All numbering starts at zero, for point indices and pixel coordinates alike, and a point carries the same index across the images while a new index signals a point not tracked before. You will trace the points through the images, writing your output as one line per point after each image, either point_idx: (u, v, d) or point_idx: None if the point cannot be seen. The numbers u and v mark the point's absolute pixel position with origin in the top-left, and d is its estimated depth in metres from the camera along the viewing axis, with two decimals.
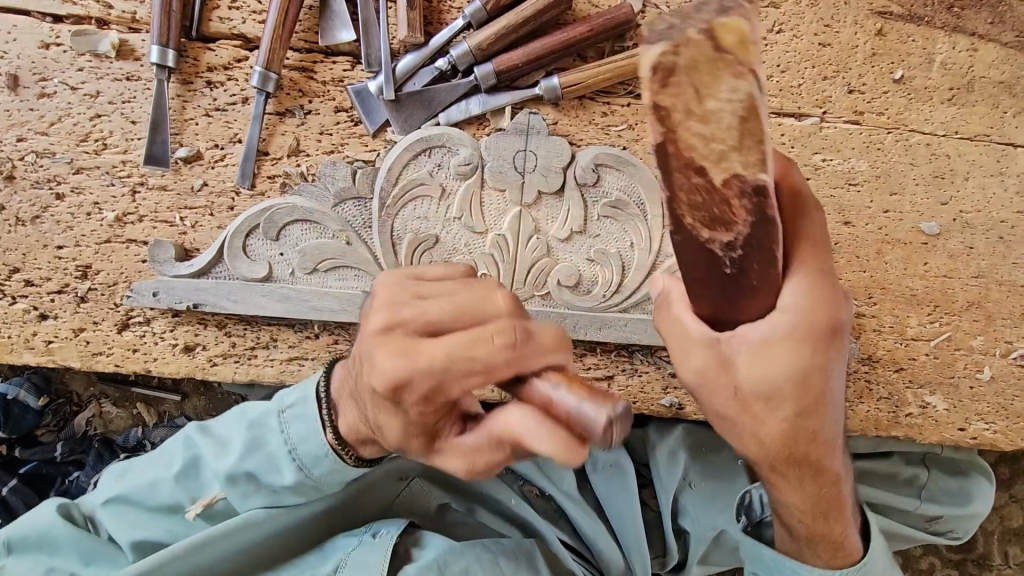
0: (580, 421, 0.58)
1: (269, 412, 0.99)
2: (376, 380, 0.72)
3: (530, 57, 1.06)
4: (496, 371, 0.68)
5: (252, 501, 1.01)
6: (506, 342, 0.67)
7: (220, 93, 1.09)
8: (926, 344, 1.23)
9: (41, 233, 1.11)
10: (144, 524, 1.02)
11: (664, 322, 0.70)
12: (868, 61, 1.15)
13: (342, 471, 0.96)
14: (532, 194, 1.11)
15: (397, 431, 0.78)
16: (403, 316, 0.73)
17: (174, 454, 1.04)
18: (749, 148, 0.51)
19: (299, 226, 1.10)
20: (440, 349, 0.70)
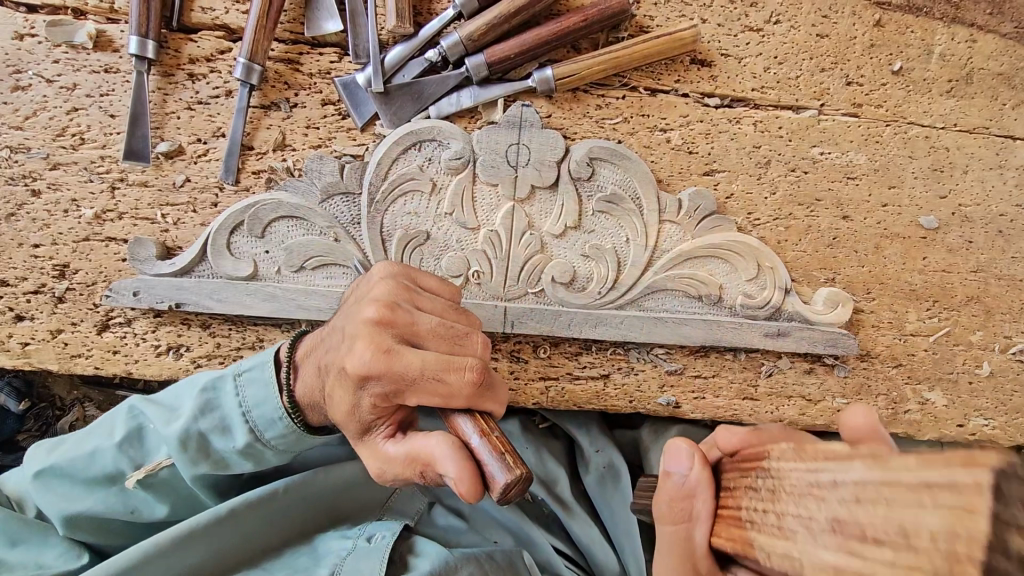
0: (488, 474, 0.69)
1: (223, 376, 0.96)
2: (351, 365, 0.79)
3: (522, 48, 1.04)
4: (453, 397, 0.76)
5: (199, 468, 0.95)
6: (474, 380, 0.77)
7: (203, 86, 1.06)
8: (925, 340, 1.21)
9: (16, 231, 1.07)
10: (80, 498, 0.96)
11: (672, 533, 0.69)
12: (866, 53, 1.13)
13: (295, 437, 0.95)
14: (525, 189, 1.08)
15: (344, 408, 0.84)
16: (396, 318, 0.82)
17: (116, 422, 0.98)
18: None
19: (286, 222, 1.07)
20: (413, 360, 0.78)
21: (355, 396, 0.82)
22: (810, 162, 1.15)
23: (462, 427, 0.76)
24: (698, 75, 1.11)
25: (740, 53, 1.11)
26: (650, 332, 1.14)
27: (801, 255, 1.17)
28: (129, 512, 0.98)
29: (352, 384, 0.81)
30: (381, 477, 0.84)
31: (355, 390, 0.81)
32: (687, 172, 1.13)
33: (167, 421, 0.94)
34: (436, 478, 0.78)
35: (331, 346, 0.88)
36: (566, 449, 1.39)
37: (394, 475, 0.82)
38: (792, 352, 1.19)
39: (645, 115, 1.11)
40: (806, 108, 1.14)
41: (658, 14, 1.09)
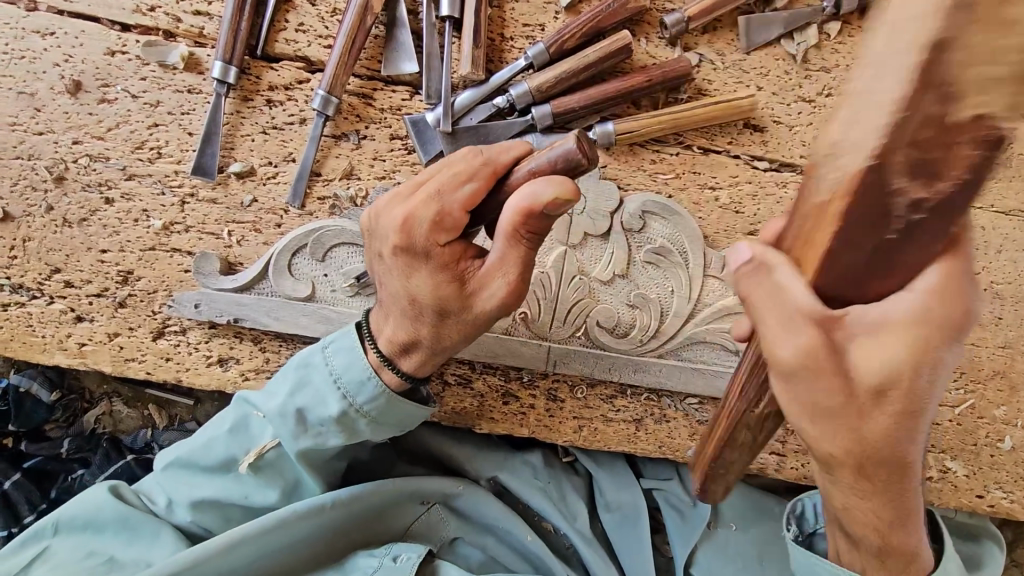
0: (563, 161, 0.72)
1: (313, 352, 1.02)
2: (395, 235, 0.86)
3: (587, 102, 1.08)
4: (476, 175, 0.82)
5: (300, 443, 1.01)
6: (474, 159, 0.83)
7: (279, 112, 1.11)
8: (950, 410, 1.24)
9: (86, 236, 1.11)
10: (203, 485, 1.06)
11: (758, 292, 0.66)
12: None
13: (383, 396, 0.98)
14: (578, 235, 1.12)
15: (430, 289, 0.87)
16: (398, 190, 0.89)
17: (226, 415, 1.08)
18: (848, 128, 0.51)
19: (346, 249, 1.10)
20: (430, 184, 0.84)
21: (424, 266, 0.86)
22: None
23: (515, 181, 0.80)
24: (751, 139, 1.16)
25: (791, 121, 1.17)
26: (684, 382, 1.17)
27: None
28: (244, 497, 1.06)
29: (408, 251, 0.86)
30: (513, 288, 0.84)
31: (418, 252, 0.86)
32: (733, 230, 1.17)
33: (271, 401, 1.02)
34: (541, 234, 0.78)
35: (380, 275, 0.94)
36: (587, 483, 1.43)
37: (515, 272, 0.83)
38: None
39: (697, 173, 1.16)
40: None
41: (716, 79, 1.15)
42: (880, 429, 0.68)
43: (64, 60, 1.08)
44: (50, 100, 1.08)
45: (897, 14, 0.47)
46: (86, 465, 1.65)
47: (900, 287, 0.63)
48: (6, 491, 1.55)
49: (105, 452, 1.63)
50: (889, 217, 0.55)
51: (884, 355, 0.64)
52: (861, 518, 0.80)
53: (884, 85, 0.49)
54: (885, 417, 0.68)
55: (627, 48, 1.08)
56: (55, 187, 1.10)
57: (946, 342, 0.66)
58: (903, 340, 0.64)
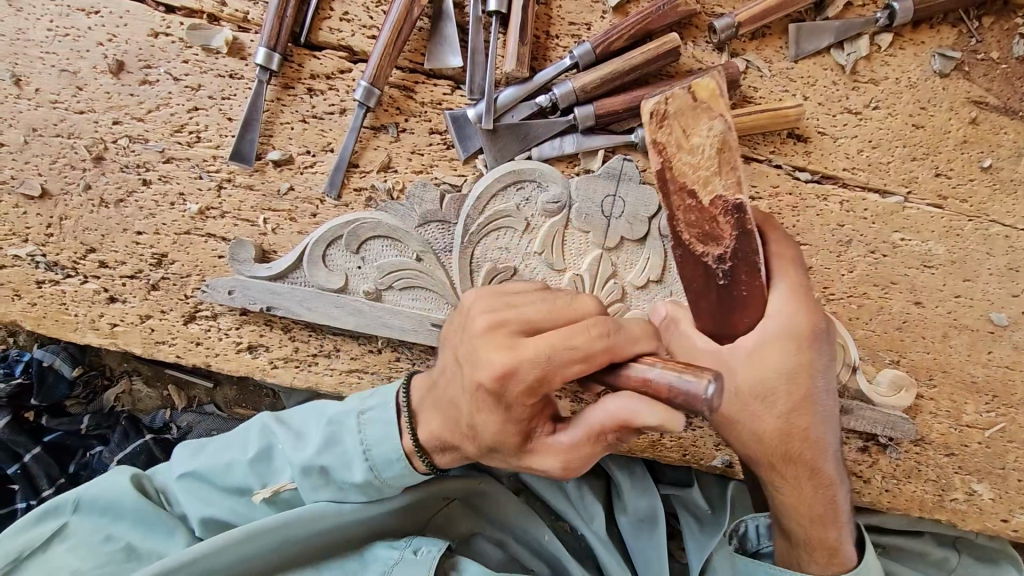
0: (681, 390, 0.62)
1: (350, 412, 1.04)
2: (485, 376, 0.77)
3: (630, 105, 1.07)
4: (594, 359, 0.73)
5: (319, 494, 1.06)
6: (601, 332, 0.73)
7: (320, 101, 1.10)
8: (979, 433, 1.23)
9: (123, 217, 1.11)
10: (215, 504, 1.08)
11: (675, 340, 0.84)
12: (958, 148, 1.15)
13: (411, 475, 1.02)
14: (614, 239, 1.10)
15: (494, 428, 0.84)
16: (505, 317, 0.79)
17: (251, 439, 1.09)
18: (727, 173, 0.69)
19: (380, 242, 1.10)
20: (541, 343, 0.74)
21: (501, 414, 0.81)
22: (890, 246, 1.18)
23: (603, 321, 0.74)
24: (793, 149, 1.15)
25: (836, 133, 1.15)
26: None
27: (869, 333, 1.20)
28: (250, 522, 1.09)
29: (493, 394, 0.79)
30: (570, 470, 0.85)
31: (502, 402, 0.79)
32: None
33: (297, 448, 1.05)
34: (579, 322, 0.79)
35: (453, 373, 0.87)
36: (606, 485, 1.43)
37: (580, 459, 0.83)
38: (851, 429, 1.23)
39: None
40: (891, 194, 1.17)
41: (762, 87, 1.13)
42: (773, 427, 0.83)
43: (108, 39, 1.07)
44: (92, 79, 1.07)
45: (680, 114, 0.67)
46: (105, 441, 1.67)
47: (763, 311, 0.78)
48: (26, 464, 1.55)
49: (124, 430, 1.64)
50: (754, 260, 0.74)
51: (777, 363, 0.78)
52: (799, 509, 0.96)
53: (703, 176, 0.69)
54: (775, 416, 0.82)
55: (676, 51, 1.06)
56: (93, 167, 1.09)
57: (810, 349, 0.79)
58: (785, 352, 0.78)
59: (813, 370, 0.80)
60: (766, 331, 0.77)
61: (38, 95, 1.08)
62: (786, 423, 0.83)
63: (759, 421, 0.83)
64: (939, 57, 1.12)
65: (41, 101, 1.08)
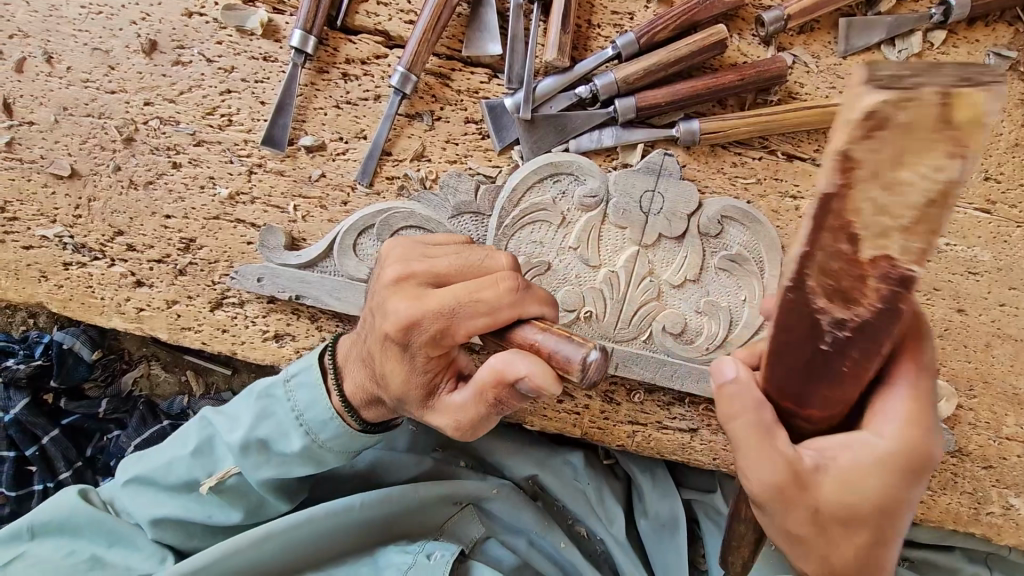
0: (562, 359, 0.65)
1: (275, 383, 1.01)
2: (390, 326, 0.77)
3: (674, 98, 1.04)
4: (498, 312, 0.73)
5: (263, 473, 1.00)
6: (511, 286, 0.74)
7: (354, 86, 1.07)
8: (1019, 445, 1.19)
9: (152, 199, 1.09)
10: (164, 504, 1.03)
11: (754, 453, 0.66)
12: (1009, 151, 1.11)
13: (348, 437, 0.97)
14: (652, 236, 1.08)
15: (399, 380, 0.82)
16: (414, 269, 0.80)
17: (189, 434, 1.05)
18: (916, 232, 0.52)
19: (414, 232, 1.07)
20: (446, 292, 0.75)
21: (404, 364, 0.80)
22: (935, 251, 1.14)
23: (512, 277, 0.75)
24: None
25: None
26: None
27: None
28: (206, 517, 1.03)
29: (399, 345, 0.78)
30: (460, 432, 0.81)
31: (406, 352, 0.79)
32: None
33: (231, 429, 1.00)
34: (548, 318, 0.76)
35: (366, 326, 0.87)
36: (625, 487, 1.40)
37: (458, 419, 0.80)
38: None
39: (779, 180, 1.11)
40: None
41: (809, 82, 1.09)
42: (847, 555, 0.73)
43: (141, 18, 1.05)
44: (124, 58, 1.05)
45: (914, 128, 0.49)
46: (122, 425, 1.66)
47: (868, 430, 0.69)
48: (44, 446, 1.58)
49: (142, 414, 1.63)
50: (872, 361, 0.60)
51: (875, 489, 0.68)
52: None
53: (884, 226, 0.53)
54: (852, 545, 0.72)
55: (722, 43, 1.03)
56: (123, 148, 1.08)
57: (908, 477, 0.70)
58: (881, 476, 0.68)
59: (905, 503, 0.71)
60: (868, 452, 0.68)
61: (69, 73, 1.06)
62: (866, 553, 0.73)
63: (835, 548, 0.73)
64: (992, 56, 1.08)
65: (73, 80, 1.06)
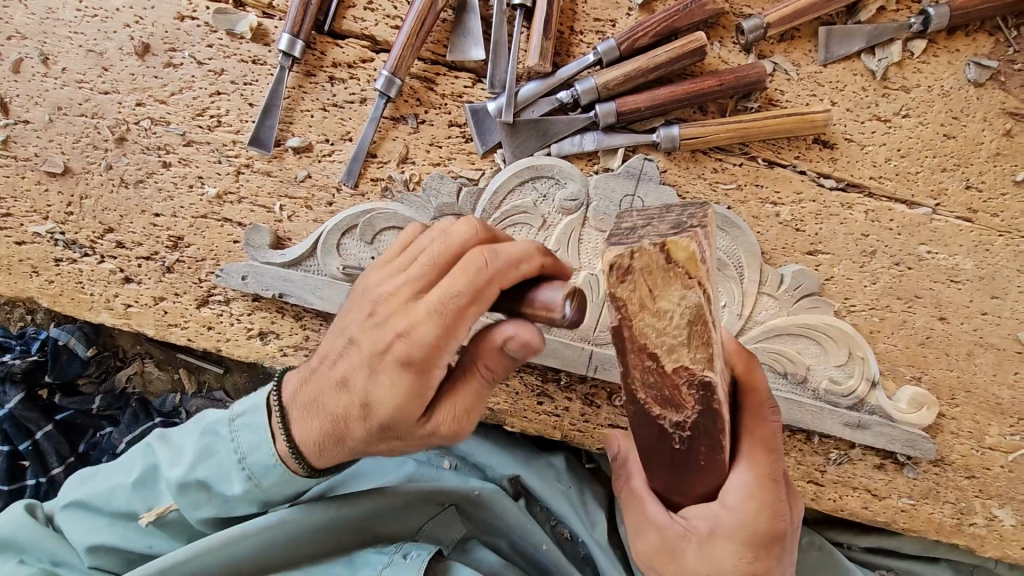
0: (543, 303, 0.72)
1: (221, 421, 1.03)
2: (399, 343, 0.75)
3: (654, 103, 1.05)
4: (490, 292, 0.74)
5: (202, 510, 1.03)
6: (496, 267, 0.74)
7: (340, 90, 1.09)
8: (1003, 456, 1.18)
9: (141, 198, 1.11)
10: (102, 531, 1.05)
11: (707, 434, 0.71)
12: (990, 160, 1.11)
13: (289, 483, 0.99)
14: None
15: (399, 400, 0.78)
16: (398, 280, 0.78)
17: (134, 462, 1.07)
18: (698, 347, 0.64)
19: (395, 233, 1.09)
20: (439, 293, 0.75)
21: (409, 381, 0.77)
22: (916, 259, 1.14)
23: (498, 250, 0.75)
24: (819, 155, 1.12)
25: (863, 140, 1.12)
26: None
27: (891, 348, 1.16)
28: (147, 547, 1.07)
29: (399, 361, 0.76)
30: (472, 413, 0.83)
31: (411, 369, 0.76)
32: (791, 249, 1.14)
33: (172, 465, 1.02)
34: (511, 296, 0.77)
35: (341, 352, 0.83)
36: (608, 492, 1.41)
37: (467, 396, 0.82)
38: (866, 444, 1.17)
39: (759, 186, 1.12)
40: (920, 205, 1.13)
41: (789, 90, 1.10)
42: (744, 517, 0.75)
43: (135, 21, 1.07)
44: (117, 60, 1.08)
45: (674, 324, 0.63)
46: (114, 422, 1.68)
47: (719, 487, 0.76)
48: (37, 441, 1.58)
49: (134, 412, 1.66)
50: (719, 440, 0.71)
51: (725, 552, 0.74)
52: None
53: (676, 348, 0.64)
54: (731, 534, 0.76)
55: (701, 50, 1.04)
56: (115, 147, 1.10)
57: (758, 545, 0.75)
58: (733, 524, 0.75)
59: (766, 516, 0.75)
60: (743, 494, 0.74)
61: (65, 74, 1.08)
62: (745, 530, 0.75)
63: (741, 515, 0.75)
64: (973, 66, 1.09)
65: (67, 81, 1.09)
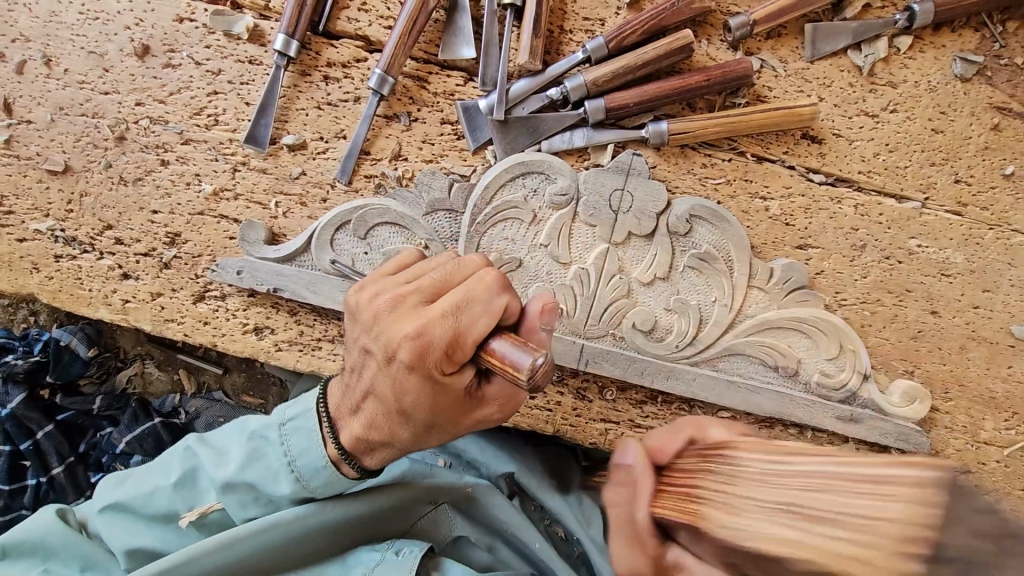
0: (513, 362, 0.77)
1: (269, 425, 1.07)
2: (408, 347, 0.83)
3: (643, 100, 1.07)
4: (495, 304, 0.83)
5: (249, 511, 1.07)
6: (496, 284, 0.84)
7: (335, 89, 1.12)
8: (998, 451, 1.18)
9: (140, 195, 1.13)
10: (140, 533, 1.06)
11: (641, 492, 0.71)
12: (979, 154, 1.12)
13: (337, 483, 1.05)
14: (622, 234, 1.10)
15: (427, 404, 0.88)
16: (404, 293, 0.88)
17: (172, 463, 1.09)
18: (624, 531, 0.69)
19: (388, 229, 1.11)
20: (444, 303, 0.82)
21: (430, 386, 0.86)
22: (906, 253, 1.15)
23: (496, 273, 0.85)
24: (808, 150, 1.13)
25: (851, 135, 1.13)
26: (719, 394, 1.14)
27: (883, 342, 1.16)
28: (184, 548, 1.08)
29: (415, 363, 0.84)
30: (506, 405, 0.93)
31: (429, 375, 0.84)
32: (781, 243, 1.14)
33: (218, 465, 1.06)
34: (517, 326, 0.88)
35: (364, 365, 0.93)
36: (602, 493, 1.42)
37: (499, 397, 0.92)
38: (859, 439, 1.17)
39: (748, 181, 1.13)
40: (909, 199, 1.14)
41: (777, 86, 1.12)
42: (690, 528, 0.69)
43: (135, 24, 1.10)
44: (118, 61, 1.11)
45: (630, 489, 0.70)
46: (115, 422, 1.70)
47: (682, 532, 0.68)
48: (37, 441, 1.60)
49: (135, 412, 1.67)
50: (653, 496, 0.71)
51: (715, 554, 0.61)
52: None
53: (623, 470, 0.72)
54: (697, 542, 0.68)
55: (688, 47, 1.06)
56: (115, 146, 1.13)
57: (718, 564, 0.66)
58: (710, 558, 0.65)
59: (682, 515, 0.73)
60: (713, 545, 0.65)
61: (67, 75, 1.11)
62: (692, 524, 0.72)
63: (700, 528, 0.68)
64: (959, 61, 1.10)
65: (69, 82, 1.11)
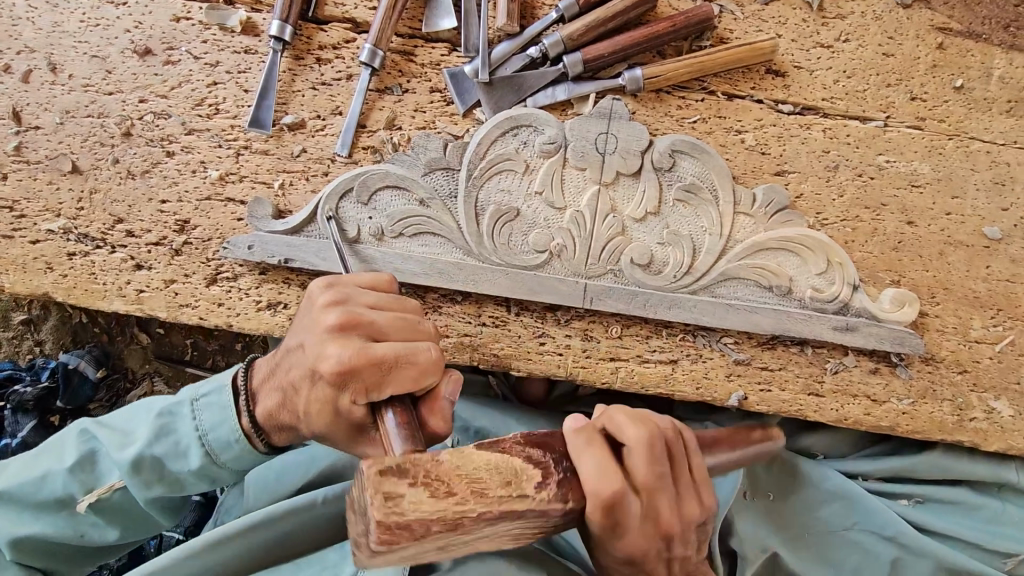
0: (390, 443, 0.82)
1: (180, 402, 1.04)
2: (329, 366, 0.89)
3: (615, 50, 1.15)
4: (426, 373, 0.90)
5: (153, 491, 1.02)
6: (437, 359, 0.91)
7: (328, 69, 1.18)
8: (991, 347, 1.23)
9: (148, 187, 1.18)
10: (29, 523, 1.01)
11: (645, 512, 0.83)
12: (929, 72, 1.21)
13: (253, 456, 1.03)
14: (611, 174, 1.16)
15: (325, 419, 0.94)
16: (357, 321, 0.93)
17: (67, 446, 1.04)
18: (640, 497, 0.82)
19: (390, 192, 1.16)
20: (386, 351, 0.90)
21: (333, 406, 0.92)
22: (876, 169, 1.22)
23: (438, 354, 0.92)
24: (772, 84, 1.21)
25: (811, 66, 1.22)
26: (720, 317, 1.19)
27: (867, 255, 1.22)
28: (79, 536, 1.04)
29: (334, 384, 0.91)
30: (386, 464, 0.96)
31: (338, 393, 0.91)
32: (761, 171, 1.21)
33: (122, 445, 1.01)
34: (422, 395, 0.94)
35: (293, 361, 0.98)
36: None
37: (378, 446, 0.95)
38: (858, 349, 1.23)
39: (722, 118, 1.21)
40: (872, 119, 1.22)
41: (737, 28, 1.21)
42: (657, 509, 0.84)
43: (134, 27, 1.17)
44: (120, 63, 1.17)
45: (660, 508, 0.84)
46: None
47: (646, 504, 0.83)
48: None
49: None
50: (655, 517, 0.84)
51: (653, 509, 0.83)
52: None
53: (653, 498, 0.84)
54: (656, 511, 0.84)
55: None
56: (121, 142, 1.18)
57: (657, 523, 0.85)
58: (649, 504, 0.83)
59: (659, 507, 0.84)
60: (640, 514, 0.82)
61: (72, 80, 1.17)
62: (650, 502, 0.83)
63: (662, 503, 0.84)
64: None
65: (74, 86, 1.17)
